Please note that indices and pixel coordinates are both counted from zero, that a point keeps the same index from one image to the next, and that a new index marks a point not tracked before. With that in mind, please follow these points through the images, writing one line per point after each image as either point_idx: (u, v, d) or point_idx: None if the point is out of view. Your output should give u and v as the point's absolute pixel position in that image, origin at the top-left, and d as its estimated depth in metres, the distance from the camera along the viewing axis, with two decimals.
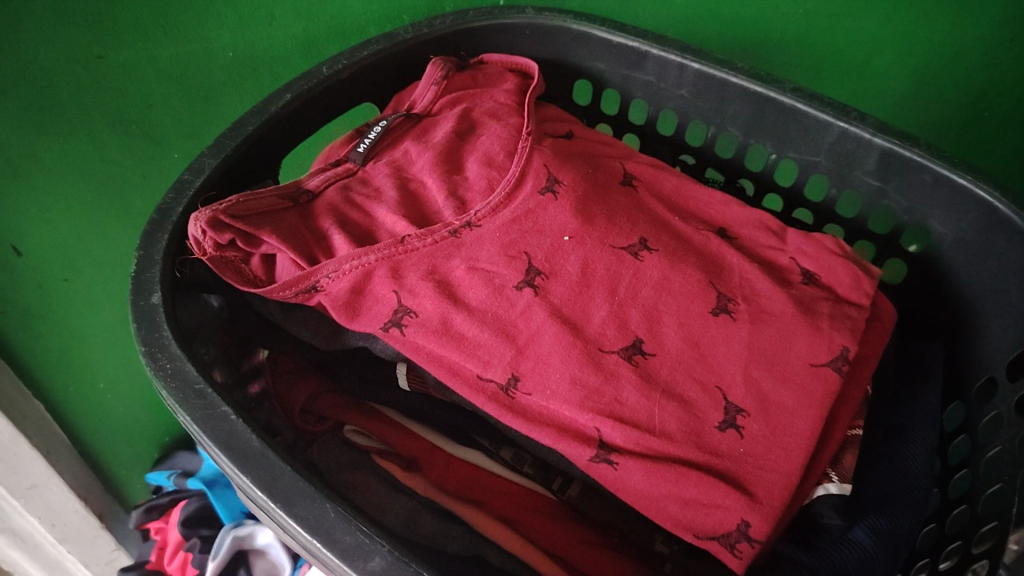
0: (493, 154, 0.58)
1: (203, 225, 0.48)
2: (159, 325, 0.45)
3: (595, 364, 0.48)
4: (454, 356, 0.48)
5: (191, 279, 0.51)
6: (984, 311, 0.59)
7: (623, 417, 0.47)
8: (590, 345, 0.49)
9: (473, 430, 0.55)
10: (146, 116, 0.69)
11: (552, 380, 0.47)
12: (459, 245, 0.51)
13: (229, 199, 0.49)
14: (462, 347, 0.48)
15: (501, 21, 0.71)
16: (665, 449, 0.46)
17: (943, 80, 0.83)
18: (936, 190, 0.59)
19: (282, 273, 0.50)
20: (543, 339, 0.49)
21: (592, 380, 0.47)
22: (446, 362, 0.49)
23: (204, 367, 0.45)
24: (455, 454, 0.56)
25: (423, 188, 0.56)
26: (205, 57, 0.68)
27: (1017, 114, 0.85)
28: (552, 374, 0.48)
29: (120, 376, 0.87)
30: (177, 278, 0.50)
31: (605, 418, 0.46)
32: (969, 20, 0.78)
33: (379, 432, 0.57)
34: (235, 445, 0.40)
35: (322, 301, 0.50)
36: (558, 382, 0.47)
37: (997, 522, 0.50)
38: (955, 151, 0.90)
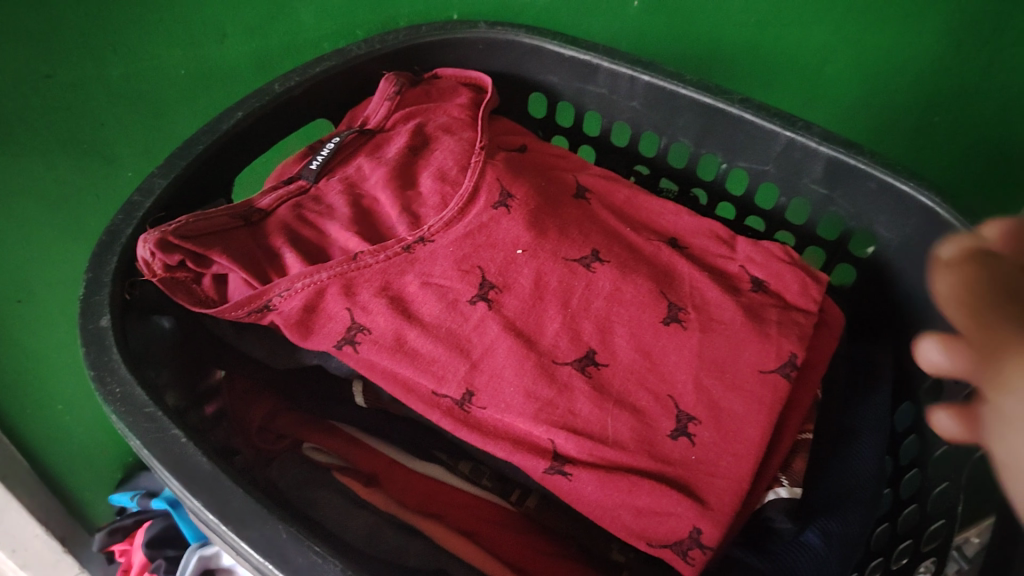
0: (445, 170, 0.59)
1: (152, 246, 0.47)
2: (109, 348, 0.45)
3: (548, 376, 0.48)
4: (409, 373, 0.48)
5: (142, 300, 0.51)
6: (928, 314, 0.60)
7: (577, 428, 0.47)
8: (544, 357, 0.49)
9: (433, 446, 0.55)
10: (98, 134, 0.68)
11: (505, 395, 0.48)
12: (412, 260, 0.52)
13: (179, 220, 0.49)
14: (416, 363, 0.48)
15: (453, 36, 0.71)
16: (616, 459, 0.47)
17: (891, 89, 0.85)
18: (880, 197, 0.61)
19: (236, 295, 0.50)
20: (496, 352, 0.49)
21: (545, 392, 0.48)
22: (400, 379, 0.49)
23: (156, 391, 0.44)
24: (415, 469, 0.56)
25: (376, 205, 0.56)
26: (157, 75, 0.67)
27: (962, 125, 0.88)
28: (505, 388, 0.48)
29: (78, 398, 0.86)
30: (128, 300, 0.50)
31: (559, 430, 0.47)
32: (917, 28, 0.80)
33: (340, 449, 0.57)
34: (186, 469, 0.40)
35: (276, 320, 0.49)
36: (511, 396, 0.48)
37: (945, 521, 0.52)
38: (908, 159, 0.92)
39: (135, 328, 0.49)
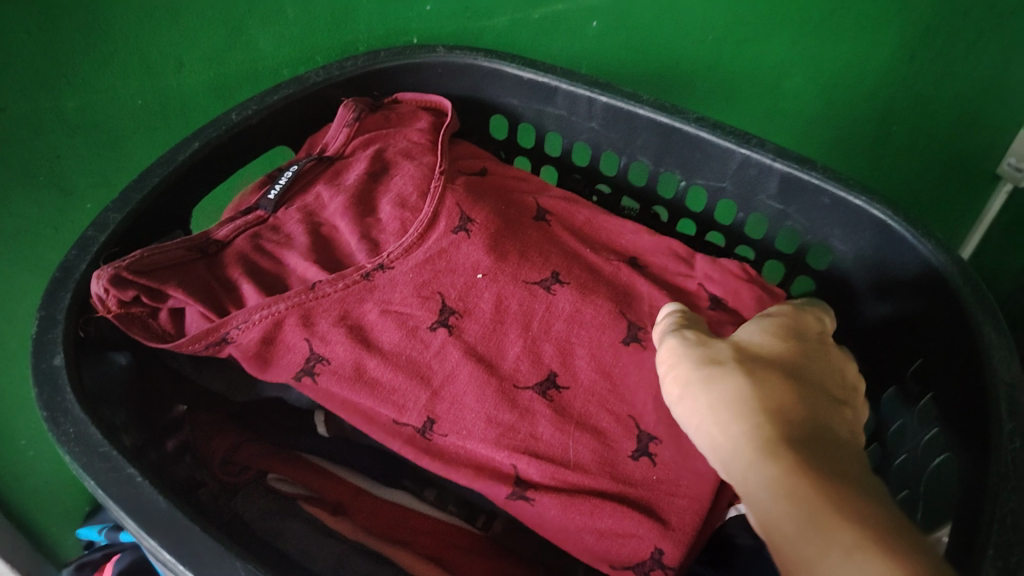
0: (405, 195, 0.59)
1: (106, 283, 0.47)
2: (62, 388, 0.44)
3: (509, 400, 0.49)
4: (370, 401, 0.48)
5: (96, 338, 0.50)
6: (884, 326, 0.61)
7: (539, 451, 0.47)
8: (504, 382, 0.49)
9: (400, 474, 0.57)
10: (54, 166, 0.67)
11: (466, 421, 0.48)
12: (371, 287, 0.52)
13: (132, 255, 0.49)
14: (378, 392, 0.48)
15: (412, 61, 0.71)
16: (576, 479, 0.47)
17: (845, 103, 0.93)
18: (834, 212, 0.62)
19: (193, 328, 0.50)
20: (456, 378, 0.49)
21: (506, 416, 0.48)
22: (362, 406, 0.49)
23: (111, 429, 0.44)
24: (383, 497, 0.56)
25: (334, 234, 0.56)
26: (114, 106, 0.67)
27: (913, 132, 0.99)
28: (465, 414, 0.48)
29: (41, 433, 0.84)
30: (82, 337, 0.49)
31: (521, 453, 0.47)
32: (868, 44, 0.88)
33: (305, 480, 0.56)
34: (142, 508, 0.40)
35: (235, 353, 0.49)
36: (472, 421, 0.48)
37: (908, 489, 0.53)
38: (869, 166, 1.01)
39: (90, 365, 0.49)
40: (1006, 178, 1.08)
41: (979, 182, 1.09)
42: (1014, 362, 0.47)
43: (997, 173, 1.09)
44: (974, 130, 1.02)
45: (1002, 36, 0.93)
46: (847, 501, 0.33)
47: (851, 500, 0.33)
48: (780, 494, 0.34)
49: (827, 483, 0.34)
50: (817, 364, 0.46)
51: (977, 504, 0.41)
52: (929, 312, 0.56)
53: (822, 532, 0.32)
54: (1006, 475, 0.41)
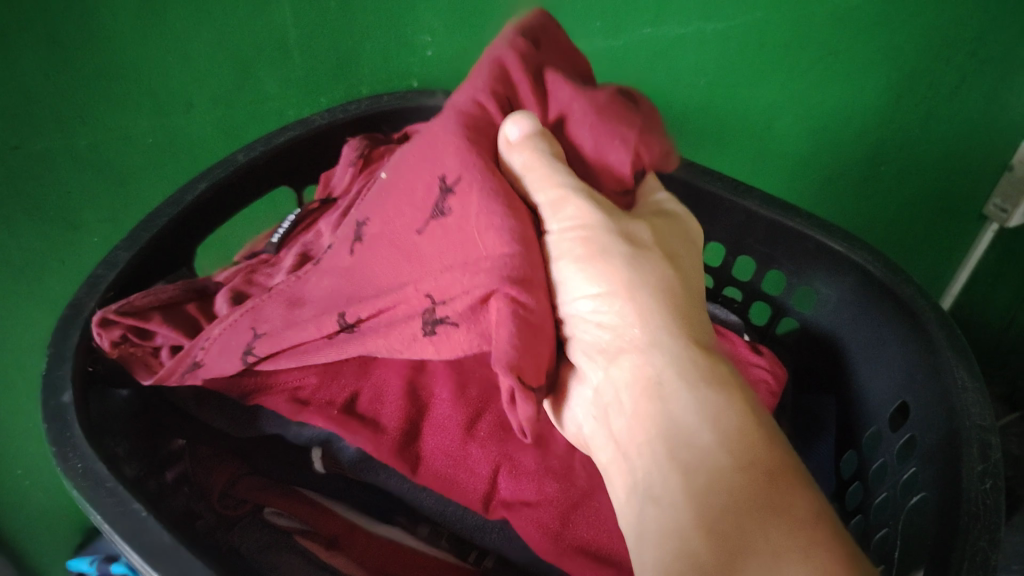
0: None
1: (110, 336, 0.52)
2: (70, 424, 0.46)
3: (414, 267, 0.47)
4: (310, 341, 0.52)
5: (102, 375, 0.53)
6: (861, 368, 0.63)
7: (456, 318, 0.45)
8: (410, 253, 0.47)
9: (394, 509, 0.57)
10: (63, 202, 0.68)
11: (374, 306, 0.48)
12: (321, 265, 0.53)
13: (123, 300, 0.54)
14: (315, 317, 0.50)
15: (414, 104, 0.74)
16: (500, 323, 0.42)
17: (838, 142, 0.95)
18: (818, 256, 0.65)
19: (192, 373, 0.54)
20: (376, 278, 0.49)
21: (418, 292, 0.46)
22: (305, 349, 0.52)
23: (116, 464, 0.45)
24: (378, 532, 0.55)
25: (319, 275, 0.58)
26: (125, 146, 0.68)
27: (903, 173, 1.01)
28: (377, 299, 0.48)
29: (38, 463, 0.85)
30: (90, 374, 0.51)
31: (428, 323, 0.46)
32: (856, 87, 0.90)
33: (300, 513, 0.56)
34: (145, 540, 0.41)
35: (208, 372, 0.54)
36: (384, 304, 0.48)
37: (887, 529, 0.53)
38: (861, 205, 1.03)
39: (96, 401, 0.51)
40: (992, 219, 1.10)
41: (963, 221, 1.11)
42: (988, 407, 0.49)
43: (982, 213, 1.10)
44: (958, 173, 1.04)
45: (986, 83, 0.95)
46: (756, 428, 0.38)
47: (760, 428, 0.38)
48: (709, 415, 0.38)
49: (748, 420, 0.38)
50: (695, 270, 0.49)
51: (947, 547, 0.42)
52: (903, 355, 0.58)
53: (738, 449, 0.36)
54: (977, 515, 0.42)
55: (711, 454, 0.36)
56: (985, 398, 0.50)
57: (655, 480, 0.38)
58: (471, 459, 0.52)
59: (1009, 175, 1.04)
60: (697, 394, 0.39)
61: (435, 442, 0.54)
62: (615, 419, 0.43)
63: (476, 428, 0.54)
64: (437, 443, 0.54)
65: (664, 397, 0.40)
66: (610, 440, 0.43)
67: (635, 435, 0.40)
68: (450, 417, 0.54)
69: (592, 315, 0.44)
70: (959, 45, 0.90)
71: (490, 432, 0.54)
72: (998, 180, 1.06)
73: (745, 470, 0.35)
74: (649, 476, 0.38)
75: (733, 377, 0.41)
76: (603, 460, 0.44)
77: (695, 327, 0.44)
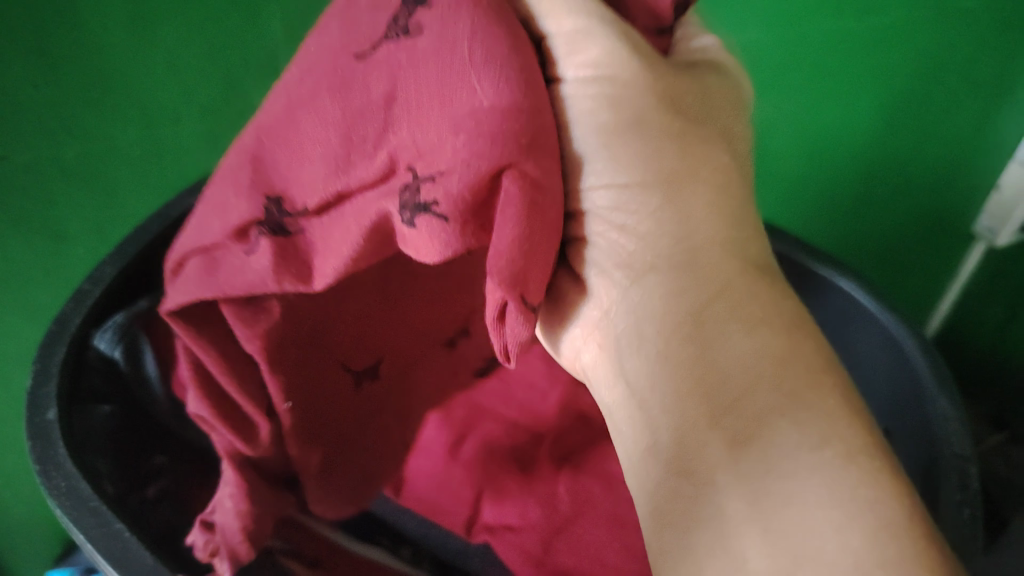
0: (444, 338, 0.51)
1: (196, 530, 0.51)
2: (54, 442, 0.44)
3: (386, 132, 0.35)
4: (237, 251, 0.39)
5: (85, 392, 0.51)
6: None
7: (440, 203, 0.33)
8: (378, 114, 0.35)
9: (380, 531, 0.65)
10: (53, 212, 0.66)
11: (331, 197, 0.37)
12: (341, 316, 0.45)
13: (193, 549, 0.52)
14: (243, 206, 0.38)
15: None
16: (504, 209, 0.32)
17: (834, 158, 0.93)
18: (803, 282, 0.65)
19: (242, 507, 0.49)
20: (333, 142, 0.36)
21: (401, 168, 0.35)
22: (235, 261, 0.39)
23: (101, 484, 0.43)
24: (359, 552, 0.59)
25: (353, 394, 0.49)
26: (113, 156, 0.67)
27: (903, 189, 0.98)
28: (334, 182, 0.36)
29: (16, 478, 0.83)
30: (75, 392, 0.49)
31: (407, 211, 0.34)
32: (856, 106, 0.88)
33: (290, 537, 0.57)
34: (130, 565, 0.39)
35: (222, 442, 0.47)
36: (348, 190, 0.36)
37: None
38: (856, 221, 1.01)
39: (81, 413, 0.49)
40: (980, 238, 1.03)
41: (952, 241, 1.05)
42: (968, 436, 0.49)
43: (972, 232, 1.03)
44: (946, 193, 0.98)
45: (977, 105, 0.90)
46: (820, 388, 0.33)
47: (826, 387, 0.33)
48: (771, 378, 0.33)
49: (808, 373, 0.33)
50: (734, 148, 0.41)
51: None
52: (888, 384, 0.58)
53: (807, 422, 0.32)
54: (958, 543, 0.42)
55: (777, 435, 0.32)
56: (965, 425, 0.50)
57: (700, 451, 0.33)
58: (455, 479, 0.62)
59: (997, 197, 0.97)
60: (749, 347, 0.34)
61: (418, 463, 0.64)
62: (631, 361, 0.37)
63: (460, 449, 0.64)
64: (420, 464, 0.64)
65: (712, 347, 0.34)
66: (622, 381, 0.37)
67: (663, 389, 0.35)
68: (437, 438, 0.64)
69: (615, 215, 0.36)
70: (953, 64, 0.86)
71: (474, 455, 0.63)
72: (987, 199, 0.99)
73: (817, 448, 0.31)
74: (688, 442, 0.33)
75: (785, 315, 0.35)
76: (608, 399, 0.39)
77: (746, 246, 0.37)
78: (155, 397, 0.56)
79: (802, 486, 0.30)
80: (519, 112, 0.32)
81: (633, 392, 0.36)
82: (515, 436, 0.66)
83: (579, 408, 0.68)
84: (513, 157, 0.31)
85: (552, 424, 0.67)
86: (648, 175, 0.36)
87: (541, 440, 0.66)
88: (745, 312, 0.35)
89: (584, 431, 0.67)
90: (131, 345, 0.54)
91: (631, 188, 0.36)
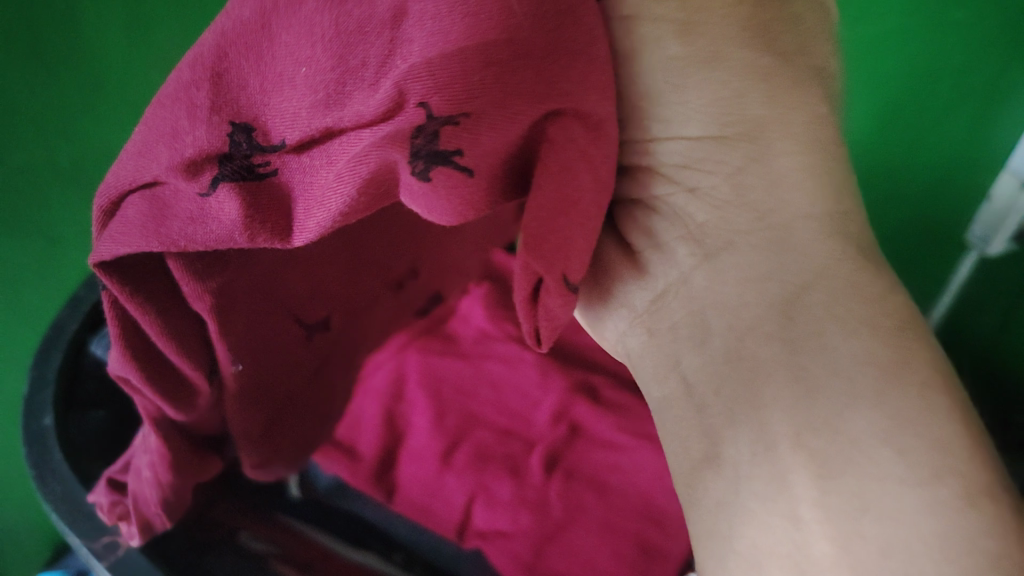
0: (395, 284, 0.41)
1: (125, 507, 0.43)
2: (51, 448, 0.47)
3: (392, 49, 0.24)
4: (190, 197, 0.27)
5: (81, 395, 0.52)
6: None
7: (461, 147, 0.24)
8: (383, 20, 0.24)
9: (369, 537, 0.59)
10: (45, 213, 0.53)
11: (314, 130, 0.25)
12: (297, 265, 0.33)
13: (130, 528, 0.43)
14: (197, 131, 0.26)
15: None
16: (548, 170, 0.25)
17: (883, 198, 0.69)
18: None
19: (164, 480, 0.39)
20: (315, 56, 0.25)
21: (407, 97, 0.23)
22: (190, 212, 0.28)
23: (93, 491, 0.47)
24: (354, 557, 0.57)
25: (301, 352, 0.37)
26: (111, 146, 0.55)
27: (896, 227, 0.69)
28: (318, 114, 0.25)
29: None
30: (71, 397, 0.51)
31: (416, 159, 0.24)
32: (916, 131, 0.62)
33: (274, 538, 0.56)
34: (122, 567, 0.44)
35: (145, 406, 0.34)
36: (339, 122, 0.25)
37: None
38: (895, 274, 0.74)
39: (76, 421, 0.51)
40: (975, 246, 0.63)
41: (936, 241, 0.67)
42: None
43: (964, 239, 0.64)
44: (940, 194, 0.63)
45: (971, 113, 0.58)
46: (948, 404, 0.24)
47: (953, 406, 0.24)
48: (887, 390, 0.24)
49: (935, 386, 0.25)
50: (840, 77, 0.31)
51: None
52: None
53: (929, 454, 0.24)
54: None
55: (887, 473, 0.24)
56: None
57: (781, 484, 0.25)
58: (446, 487, 0.59)
59: (989, 205, 0.59)
60: (852, 351, 0.25)
61: (410, 471, 0.61)
62: (691, 358, 0.28)
63: (452, 458, 0.61)
64: (412, 471, 0.61)
65: (808, 345, 0.26)
66: (674, 379, 0.29)
67: (734, 394, 0.27)
68: (428, 446, 0.62)
69: (684, 173, 0.28)
70: (944, 80, 0.58)
71: (466, 462, 0.60)
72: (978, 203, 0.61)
73: (938, 495, 0.23)
74: (768, 470, 0.25)
75: (903, 309, 0.26)
76: (654, 398, 0.30)
77: (850, 214, 0.27)
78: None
79: (907, 538, 0.23)
80: (572, 48, 0.24)
81: (691, 396, 0.28)
82: (506, 444, 0.62)
83: (573, 419, 0.62)
84: (573, 105, 0.25)
85: (547, 434, 0.62)
86: (724, 123, 0.26)
87: (532, 449, 0.61)
88: (849, 306, 0.26)
89: (579, 443, 0.62)
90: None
91: (701, 141, 0.27)
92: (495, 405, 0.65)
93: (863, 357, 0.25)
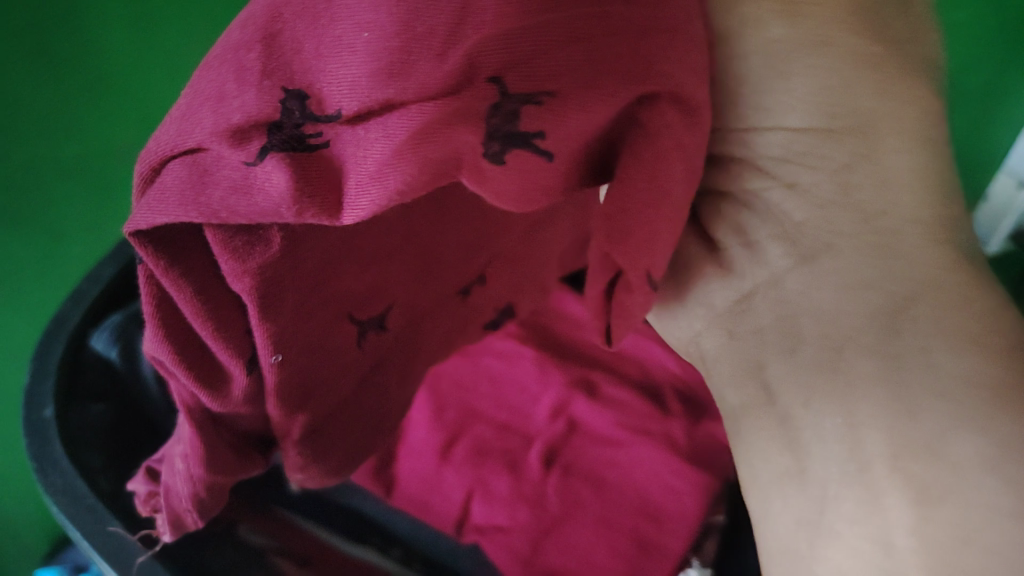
0: (461, 287, 0.37)
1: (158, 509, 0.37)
2: (50, 440, 0.46)
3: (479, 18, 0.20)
4: (233, 167, 0.23)
5: (82, 387, 0.51)
6: None
7: (544, 129, 0.22)
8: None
9: (369, 531, 0.58)
10: (44, 214, 0.51)
11: (372, 101, 0.21)
12: (361, 256, 0.30)
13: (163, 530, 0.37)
14: (245, 96, 0.22)
15: None
16: (636, 161, 0.23)
17: None
18: None
19: (198, 477, 0.32)
20: (381, 20, 0.21)
21: (479, 73, 0.21)
22: (234, 181, 0.23)
23: (93, 481, 0.46)
24: (354, 554, 0.56)
25: (352, 354, 0.33)
26: (111, 152, 0.53)
27: None
28: (382, 87, 0.21)
29: None
30: (69, 389, 0.50)
31: (493, 142, 0.22)
32: None
33: (272, 532, 0.54)
34: (123, 559, 0.43)
35: (180, 391, 0.29)
36: (401, 93, 0.21)
37: None
38: None
39: (77, 412, 0.50)
40: None
41: None
42: None
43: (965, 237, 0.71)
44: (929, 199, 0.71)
45: (973, 114, 0.61)
46: None
47: None
48: (1002, 416, 0.22)
49: None
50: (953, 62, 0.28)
51: None
52: None
53: None
54: None
55: (999, 506, 0.22)
56: None
57: (878, 510, 0.23)
58: (445, 484, 0.56)
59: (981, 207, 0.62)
60: (962, 370, 0.23)
61: (408, 465, 0.58)
62: (777, 364, 0.26)
63: (451, 452, 0.57)
64: (411, 466, 0.58)
65: (912, 363, 0.23)
66: (754, 385, 0.27)
67: (823, 410, 0.25)
68: (426, 441, 0.58)
69: (783, 167, 0.25)
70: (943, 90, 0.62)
71: (465, 457, 0.57)
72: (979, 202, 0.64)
73: None
74: (860, 490, 0.24)
75: (1017, 329, 0.24)
76: (729, 403, 0.28)
77: (960, 223, 0.25)
78: (149, 395, 0.54)
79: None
80: (666, 28, 0.22)
81: (773, 404, 0.26)
82: (504, 439, 0.58)
83: (572, 416, 0.59)
84: (668, 88, 0.22)
85: (546, 429, 0.58)
86: (832, 114, 0.24)
87: (530, 443, 0.58)
88: (956, 321, 0.24)
89: (577, 441, 0.58)
90: (127, 346, 0.53)
91: (804, 133, 0.24)
92: (492, 400, 0.61)
93: (974, 378, 0.23)
